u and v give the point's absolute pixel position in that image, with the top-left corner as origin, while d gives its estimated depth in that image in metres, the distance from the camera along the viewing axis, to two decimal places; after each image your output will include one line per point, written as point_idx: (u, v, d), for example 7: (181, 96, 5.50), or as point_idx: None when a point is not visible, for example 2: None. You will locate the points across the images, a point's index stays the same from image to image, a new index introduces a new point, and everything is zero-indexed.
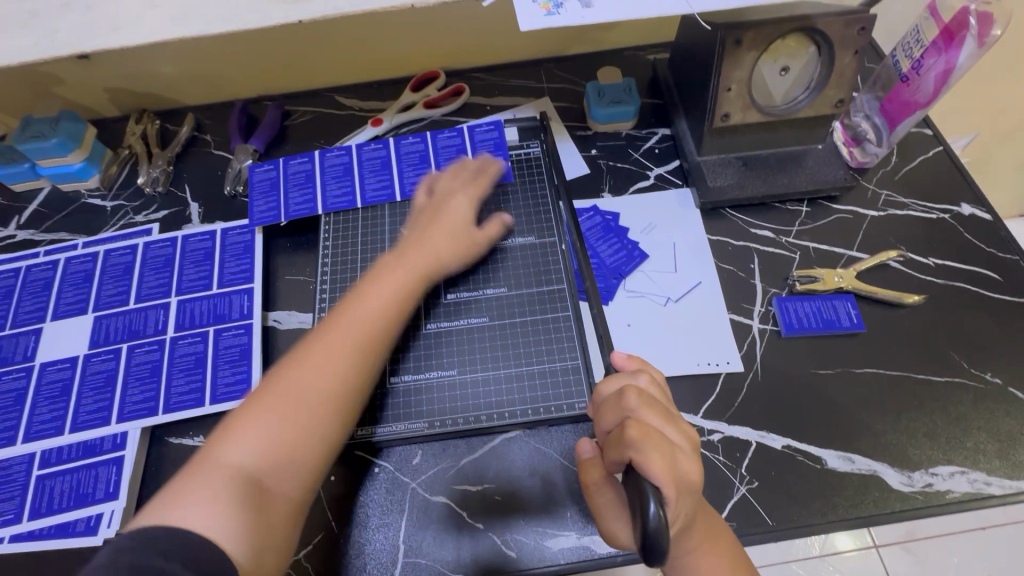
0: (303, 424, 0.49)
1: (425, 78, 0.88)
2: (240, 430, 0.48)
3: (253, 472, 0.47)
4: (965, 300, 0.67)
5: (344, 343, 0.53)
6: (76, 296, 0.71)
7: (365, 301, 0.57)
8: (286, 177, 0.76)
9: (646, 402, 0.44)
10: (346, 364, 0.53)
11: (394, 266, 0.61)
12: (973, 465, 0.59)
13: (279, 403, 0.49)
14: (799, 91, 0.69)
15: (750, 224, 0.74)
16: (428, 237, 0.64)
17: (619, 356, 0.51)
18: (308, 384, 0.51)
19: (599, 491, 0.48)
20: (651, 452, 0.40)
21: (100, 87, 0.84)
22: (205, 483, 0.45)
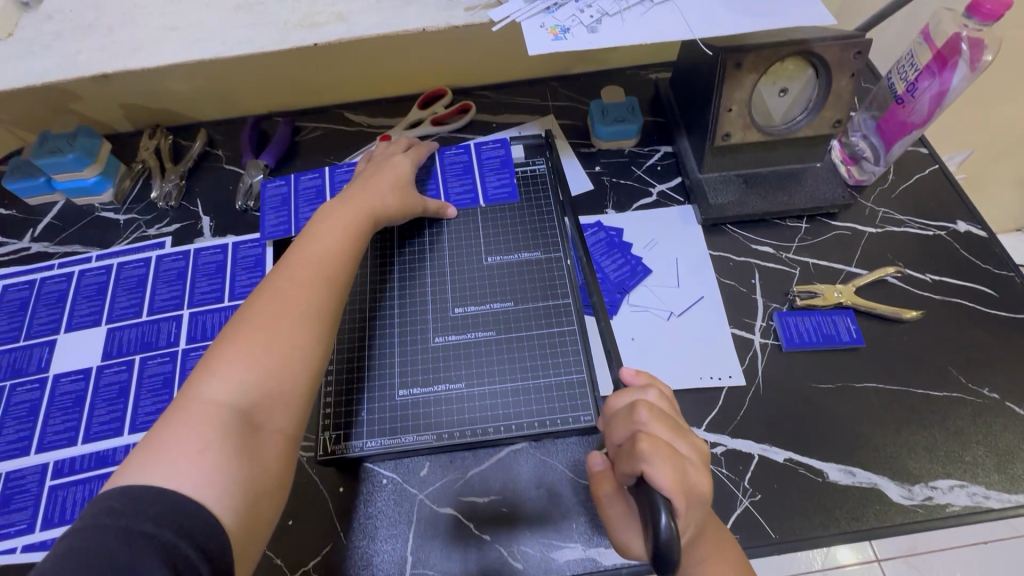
0: (283, 349, 0.50)
1: (432, 95, 0.90)
2: (218, 365, 0.48)
3: (240, 407, 0.47)
4: (962, 315, 0.69)
5: (309, 274, 0.56)
6: (90, 308, 0.72)
7: (318, 238, 0.60)
8: (297, 191, 0.78)
9: (655, 416, 0.45)
10: (315, 293, 0.55)
11: (344, 208, 0.64)
12: (972, 479, 0.60)
13: (255, 334, 0.50)
14: (797, 112, 0.71)
15: (751, 240, 0.76)
16: (373, 183, 0.68)
17: (628, 370, 0.52)
18: (280, 310, 0.52)
19: (611, 503, 0.48)
20: (661, 464, 0.41)
21: (115, 103, 0.86)
22: (192, 425, 0.44)
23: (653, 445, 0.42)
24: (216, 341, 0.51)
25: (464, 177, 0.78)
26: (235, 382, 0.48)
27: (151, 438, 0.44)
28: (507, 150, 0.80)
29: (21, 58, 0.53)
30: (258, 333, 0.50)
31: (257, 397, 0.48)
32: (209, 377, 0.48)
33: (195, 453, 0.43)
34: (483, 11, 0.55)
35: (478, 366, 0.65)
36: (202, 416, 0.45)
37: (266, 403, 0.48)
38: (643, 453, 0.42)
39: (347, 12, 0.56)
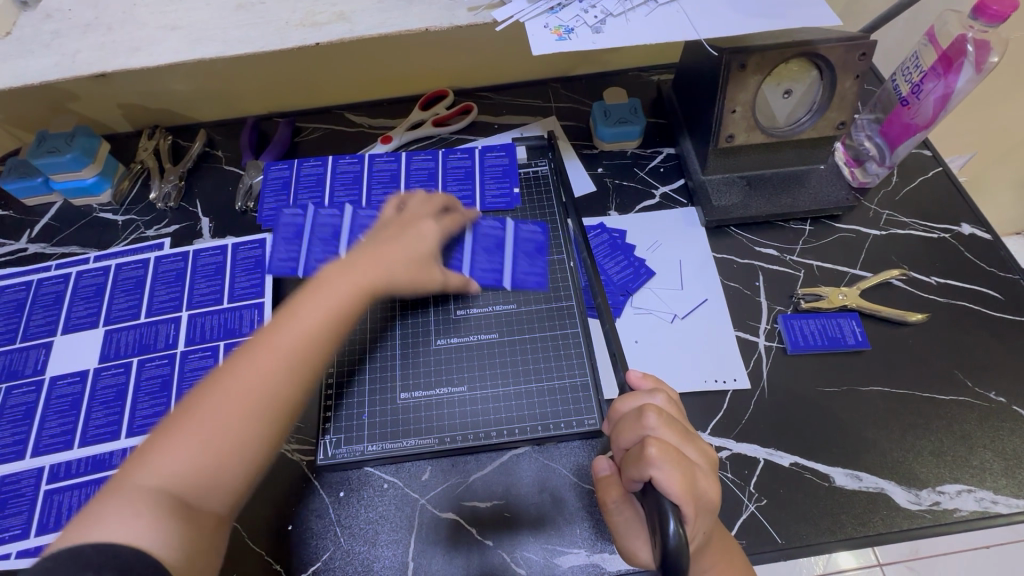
0: (224, 446, 0.44)
1: (433, 96, 0.89)
2: (160, 446, 0.43)
3: (173, 491, 0.41)
4: (967, 319, 0.68)
5: (278, 362, 0.47)
6: (87, 310, 0.71)
7: (294, 317, 0.49)
8: (314, 226, 0.73)
9: (666, 421, 0.44)
10: (276, 389, 0.46)
11: (340, 277, 0.52)
12: (979, 483, 0.59)
13: (201, 426, 0.44)
14: (802, 113, 0.71)
15: (754, 242, 0.75)
16: (385, 250, 0.56)
17: (636, 373, 0.52)
18: (231, 401, 0.45)
19: (618, 509, 0.48)
20: (671, 470, 0.40)
21: (115, 103, 0.86)
22: (122, 505, 0.40)
23: (663, 450, 0.41)
24: (171, 416, 0.45)
25: (463, 181, 0.77)
26: (175, 467, 0.42)
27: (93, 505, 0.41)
28: (542, 235, 0.71)
29: (19, 56, 0.53)
30: (202, 424, 0.44)
31: (195, 490, 0.42)
32: (149, 460, 0.42)
33: (121, 527, 0.38)
34: (486, 11, 0.55)
35: (476, 374, 0.64)
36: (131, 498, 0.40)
37: (201, 494, 0.43)
38: (652, 458, 0.41)
39: (349, 12, 0.55)
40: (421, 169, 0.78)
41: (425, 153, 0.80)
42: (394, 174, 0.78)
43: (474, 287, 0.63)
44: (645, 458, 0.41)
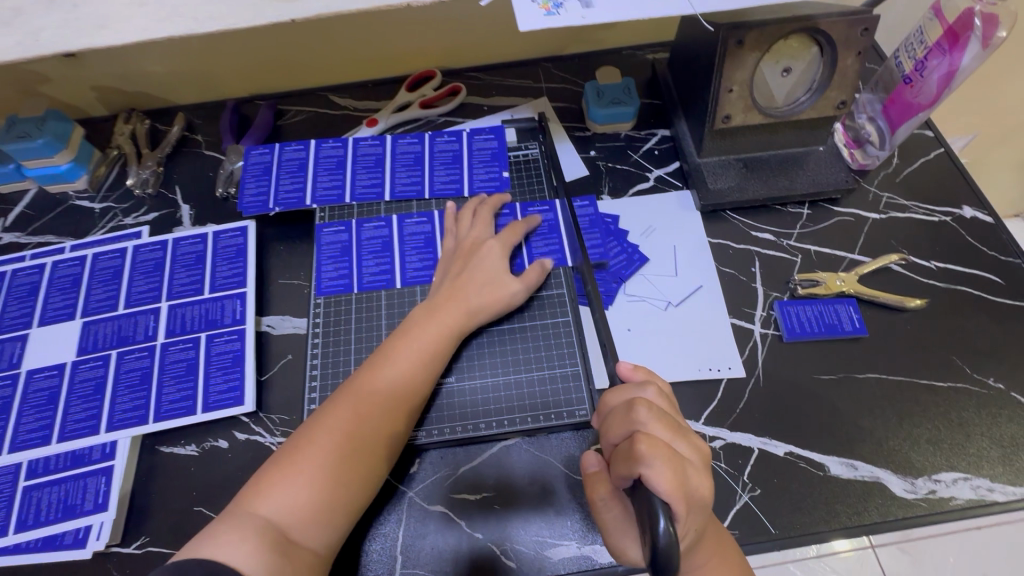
0: (334, 476, 0.51)
1: (421, 77, 0.86)
2: (277, 476, 0.50)
3: (281, 523, 0.48)
4: (967, 305, 0.67)
5: (379, 403, 0.55)
6: (64, 301, 0.69)
7: (388, 360, 0.57)
8: (360, 242, 0.70)
9: (655, 415, 0.43)
10: (377, 427, 0.54)
11: (428, 320, 0.60)
12: (976, 471, 0.58)
13: (315, 459, 0.51)
14: (801, 92, 0.68)
15: (751, 227, 0.73)
16: (459, 286, 0.62)
17: (625, 366, 0.50)
18: (340, 435, 0.52)
19: (607, 507, 0.46)
20: (662, 466, 0.39)
21: (88, 85, 0.82)
22: (236, 529, 0.46)
23: (653, 446, 0.40)
24: (282, 452, 0.52)
25: (451, 166, 0.75)
26: (289, 500, 0.49)
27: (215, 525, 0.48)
28: (556, 215, 0.71)
29: None
30: (314, 458, 0.51)
31: (304, 520, 0.49)
32: (269, 489, 0.49)
33: (240, 541, 0.46)
34: None
35: (483, 361, 0.63)
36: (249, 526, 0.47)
37: (308, 523, 0.49)
38: (643, 455, 0.39)
39: None
40: (406, 153, 0.76)
41: (411, 136, 0.77)
42: (379, 158, 0.75)
43: (549, 264, 0.65)
44: (634, 455, 0.39)
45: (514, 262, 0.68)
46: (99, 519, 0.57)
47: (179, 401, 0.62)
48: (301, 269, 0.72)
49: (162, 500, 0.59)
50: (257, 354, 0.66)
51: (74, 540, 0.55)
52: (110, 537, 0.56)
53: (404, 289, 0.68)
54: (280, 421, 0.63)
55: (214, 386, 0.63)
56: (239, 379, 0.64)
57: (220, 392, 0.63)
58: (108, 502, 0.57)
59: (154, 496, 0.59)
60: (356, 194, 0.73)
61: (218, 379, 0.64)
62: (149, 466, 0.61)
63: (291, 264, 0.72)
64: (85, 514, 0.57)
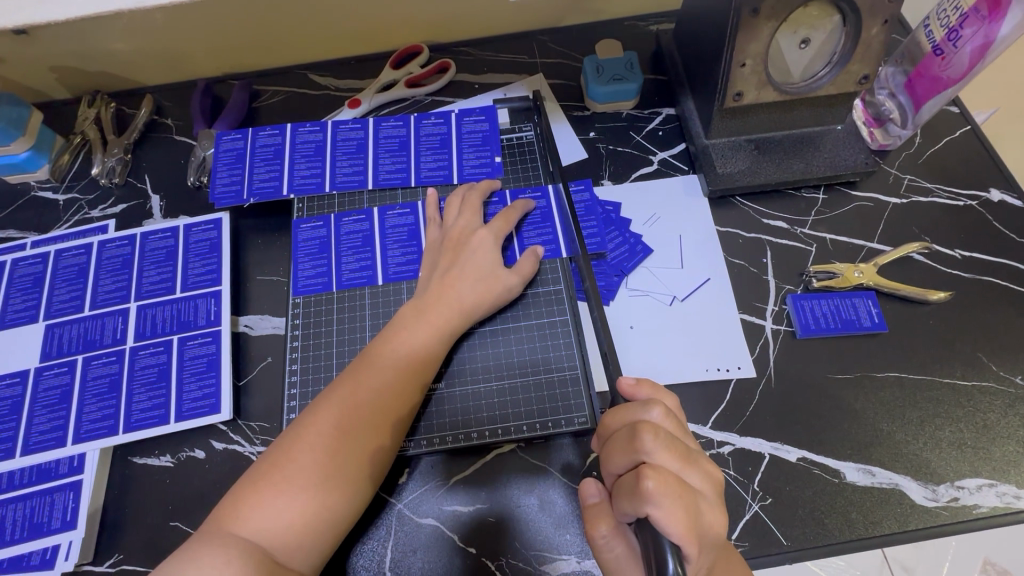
0: (322, 493, 0.46)
1: (406, 53, 0.80)
2: (257, 494, 0.45)
3: (267, 544, 0.44)
4: (994, 297, 0.62)
5: (367, 412, 0.50)
6: (25, 303, 0.64)
7: (377, 363, 0.53)
8: (339, 237, 0.65)
9: (664, 443, 0.40)
10: (367, 437, 0.49)
11: (419, 320, 0.56)
12: (1002, 477, 0.55)
13: (299, 475, 0.46)
14: (820, 66, 0.62)
15: (762, 214, 0.68)
16: (452, 282, 0.58)
17: (626, 381, 0.47)
18: (326, 447, 0.48)
19: (608, 545, 0.43)
20: (671, 505, 0.37)
21: (46, 66, 0.76)
22: (218, 551, 0.42)
23: (661, 481, 0.37)
24: (259, 464, 0.47)
25: (438, 151, 0.69)
26: (275, 518, 0.45)
27: (190, 546, 0.43)
28: (550, 201, 0.66)
29: None
30: (299, 471, 0.46)
31: (291, 541, 0.44)
32: (248, 509, 0.45)
33: (220, 569, 0.41)
34: None
35: (476, 363, 0.59)
36: (232, 547, 0.42)
37: (295, 544, 0.45)
38: (650, 493, 0.37)
39: None
40: (390, 137, 0.70)
41: (395, 118, 0.71)
42: (361, 143, 0.70)
43: (542, 252, 0.61)
44: (641, 493, 0.37)
45: (507, 253, 0.63)
46: (68, 538, 0.53)
47: (151, 410, 0.58)
48: (280, 264, 0.67)
49: (135, 515, 0.55)
50: (233, 357, 0.62)
51: (42, 561, 0.52)
52: (80, 556, 0.53)
53: (387, 286, 0.63)
54: (259, 429, 0.59)
55: (187, 393, 0.59)
56: (214, 385, 0.59)
57: (195, 400, 0.59)
58: (77, 520, 0.54)
59: (126, 511, 0.56)
60: (337, 182, 0.68)
61: (192, 386, 0.59)
62: (120, 479, 0.57)
63: (269, 259, 0.68)
64: (53, 533, 0.53)
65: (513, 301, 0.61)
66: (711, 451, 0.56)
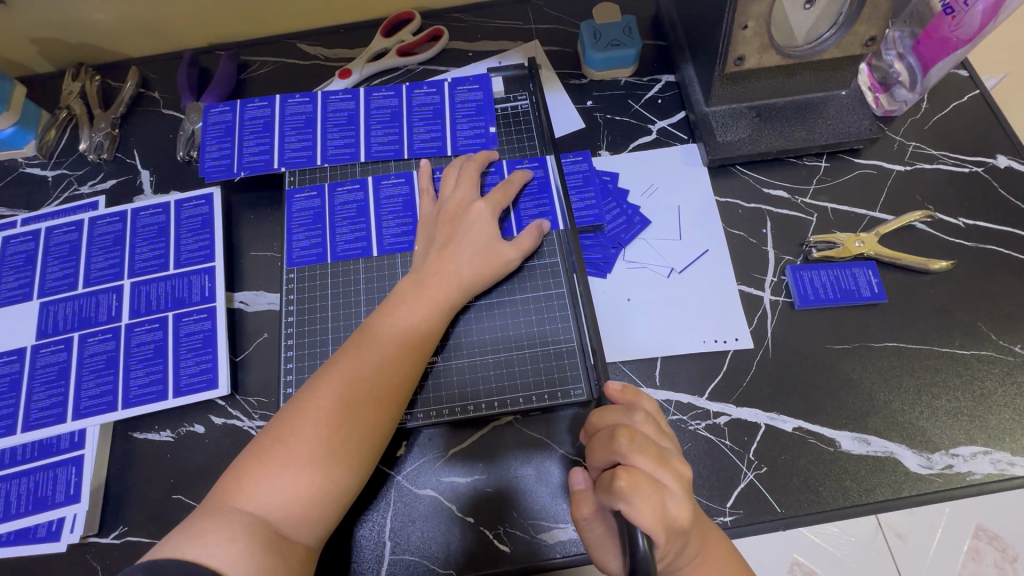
0: (326, 468, 0.46)
1: (397, 20, 0.77)
2: (261, 469, 0.46)
3: (271, 520, 0.44)
4: (995, 265, 0.62)
5: (369, 386, 0.50)
6: (19, 281, 0.64)
7: (375, 338, 0.53)
8: (333, 207, 0.64)
9: (640, 445, 0.41)
10: (368, 412, 0.49)
11: (418, 296, 0.55)
12: (997, 445, 0.55)
13: (303, 450, 0.46)
14: (824, 28, 0.59)
15: (762, 183, 0.67)
16: (450, 256, 0.57)
17: (613, 387, 0.48)
18: (328, 422, 0.48)
19: (590, 526, 0.46)
20: (641, 502, 0.38)
21: (26, 38, 0.74)
22: (221, 527, 0.42)
23: (633, 481, 0.39)
24: (260, 440, 0.48)
25: (431, 122, 0.67)
26: (278, 495, 0.45)
27: (193, 521, 0.43)
28: (547, 172, 0.64)
29: None
30: (299, 448, 0.46)
31: (294, 516, 0.45)
32: (251, 484, 0.45)
33: (225, 545, 0.41)
34: None
35: (474, 337, 0.58)
36: (236, 524, 0.43)
37: (299, 518, 0.45)
38: (622, 491, 0.38)
39: None
40: (382, 108, 0.68)
41: (386, 88, 0.69)
42: (352, 114, 0.68)
43: (546, 225, 0.60)
44: (613, 489, 0.39)
45: (504, 226, 0.62)
46: (72, 512, 0.54)
47: (149, 386, 0.59)
48: (273, 240, 0.66)
49: (138, 488, 0.56)
50: (230, 334, 0.62)
51: (48, 533, 0.53)
52: (86, 528, 0.54)
53: (382, 258, 0.62)
54: (258, 403, 0.59)
55: (184, 369, 0.59)
56: (211, 361, 0.59)
57: (192, 375, 0.59)
58: (80, 494, 0.55)
59: (129, 484, 0.56)
60: (328, 154, 0.66)
61: (189, 362, 0.59)
62: (122, 454, 0.58)
63: (263, 234, 0.67)
64: (58, 506, 0.54)
65: (511, 273, 0.60)
66: (707, 422, 0.57)
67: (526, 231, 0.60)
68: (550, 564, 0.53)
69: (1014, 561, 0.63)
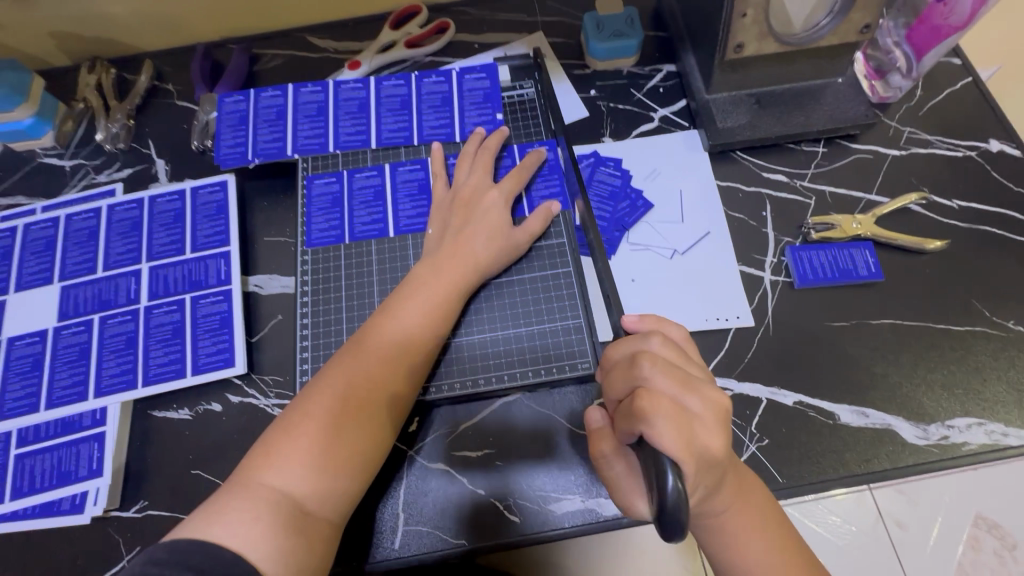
0: (351, 446, 0.48)
1: (405, 14, 0.79)
2: (287, 447, 0.47)
3: (296, 497, 0.46)
4: (989, 245, 0.63)
5: (391, 364, 0.52)
6: (40, 265, 0.66)
7: (397, 317, 0.55)
8: (351, 192, 0.66)
9: (661, 369, 0.42)
10: (392, 390, 0.51)
11: (436, 278, 0.57)
12: (991, 416, 0.57)
13: (330, 430, 0.48)
14: (821, 16, 0.62)
15: (763, 168, 0.69)
16: (464, 240, 0.59)
17: (633, 319, 0.48)
18: (354, 398, 0.50)
19: (609, 463, 0.47)
20: (665, 425, 0.38)
21: (44, 31, 0.76)
22: (248, 504, 0.44)
23: (655, 404, 0.39)
24: (286, 420, 0.49)
25: (440, 109, 0.69)
26: (303, 474, 0.46)
27: (220, 499, 0.45)
28: (557, 155, 0.66)
29: None
30: (325, 427, 0.48)
31: (317, 493, 0.46)
32: (276, 462, 0.47)
33: (248, 523, 0.43)
34: None
35: (486, 318, 0.60)
36: (262, 502, 0.44)
37: (321, 496, 0.47)
38: (646, 414, 0.39)
39: None
40: (392, 96, 0.70)
41: (396, 77, 0.71)
42: (363, 103, 0.70)
43: (556, 207, 0.62)
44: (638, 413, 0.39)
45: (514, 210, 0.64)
46: (95, 485, 0.56)
47: (168, 365, 0.60)
48: (286, 226, 0.68)
49: (158, 464, 0.58)
50: (245, 315, 0.63)
51: (72, 506, 0.55)
52: (108, 502, 0.55)
53: (396, 239, 0.64)
54: (273, 382, 0.61)
55: (202, 349, 0.61)
56: (228, 341, 0.61)
57: (210, 355, 0.61)
58: (103, 469, 0.56)
59: (149, 460, 0.58)
60: (340, 141, 0.68)
61: (206, 342, 0.61)
62: (141, 432, 0.59)
63: (276, 219, 0.69)
64: (81, 480, 0.56)
65: (520, 255, 0.62)
66: None
67: (537, 215, 0.61)
68: (558, 534, 0.54)
69: (1013, 549, 0.65)
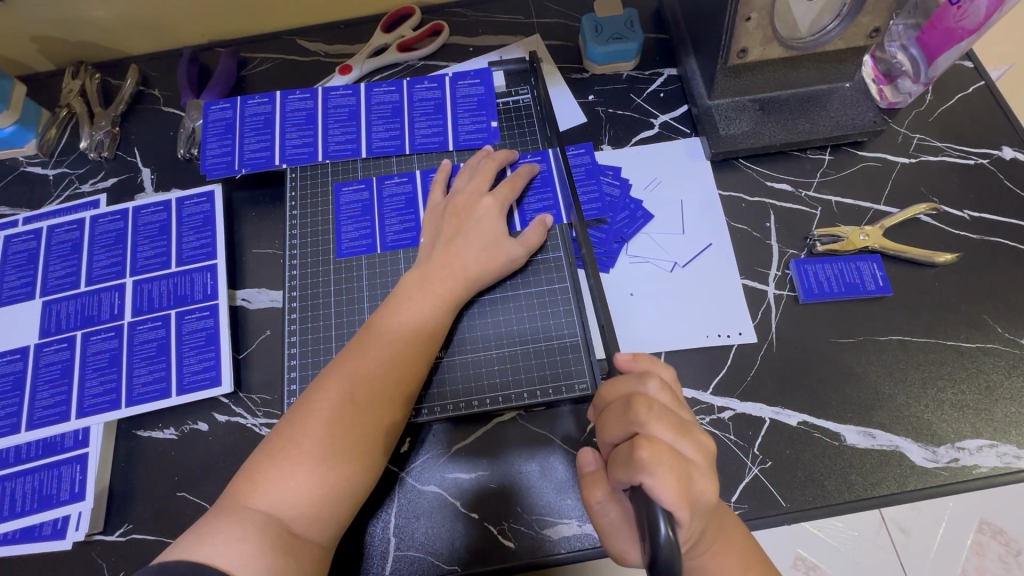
0: (339, 465, 0.47)
1: (397, 16, 0.77)
2: (275, 468, 0.46)
3: (282, 519, 0.44)
4: (1001, 257, 0.61)
5: (374, 387, 0.50)
6: (21, 279, 0.64)
7: (384, 332, 0.53)
8: (382, 200, 0.64)
9: (657, 414, 0.40)
10: (379, 409, 0.49)
11: (423, 290, 0.55)
12: (1002, 438, 0.55)
13: (318, 450, 0.46)
14: (828, 19, 0.59)
15: (766, 177, 0.66)
16: (455, 251, 0.57)
17: (624, 356, 0.47)
18: (334, 421, 0.48)
19: (603, 511, 0.45)
20: (664, 473, 0.37)
21: (24, 35, 0.73)
22: (235, 526, 0.43)
23: (654, 452, 0.38)
24: (270, 443, 0.47)
25: (433, 116, 0.67)
26: (290, 493, 0.45)
27: (205, 522, 0.43)
28: (550, 166, 0.64)
29: None
30: (309, 446, 0.46)
31: (306, 514, 0.45)
32: (264, 483, 0.45)
33: (235, 544, 0.41)
34: None
35: (477, 332, 0.58)
36: (248, 524, 0.43)
37: (311, 516, 0.45)
38: (644, 462, 0.37)
39: None
40: (383, 103, 0.68)
41: (387, 83, 0.69)
42: (352, 110, 0.68)
43: (549, 220, 0.60)
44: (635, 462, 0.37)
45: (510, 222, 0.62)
46: (77, 509, 0.54)
47: (153, 383, 0.59)
48: (275, 237, 0.66)
49: (142, 486, 0.56)
50: (232, 332, 0.62)
51: (53, 531, 0.53)
52: (91, 526, 0.54)
53: (386, 254, 0.62)
54: (261, 400, 0.59)
55: (187, 366, 0.59)
56: (214, 358, 0.59)
57: (195, 373, 0.59)
58: (85, 492, 0.55)
59: (133, 482, 0.56)
60: (329, 150, 0.66)
61: (192, 359, 0.59)
62: (126, 452, 0.58)
63: (264, 231, 0.67)
64: (63, 504, 0.54)
65: (515, 270, 0.60)
66: (712, 416, 0.56)
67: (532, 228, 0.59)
68: (555, 560, 0.53)
69: (1018, 554, 0.63)
